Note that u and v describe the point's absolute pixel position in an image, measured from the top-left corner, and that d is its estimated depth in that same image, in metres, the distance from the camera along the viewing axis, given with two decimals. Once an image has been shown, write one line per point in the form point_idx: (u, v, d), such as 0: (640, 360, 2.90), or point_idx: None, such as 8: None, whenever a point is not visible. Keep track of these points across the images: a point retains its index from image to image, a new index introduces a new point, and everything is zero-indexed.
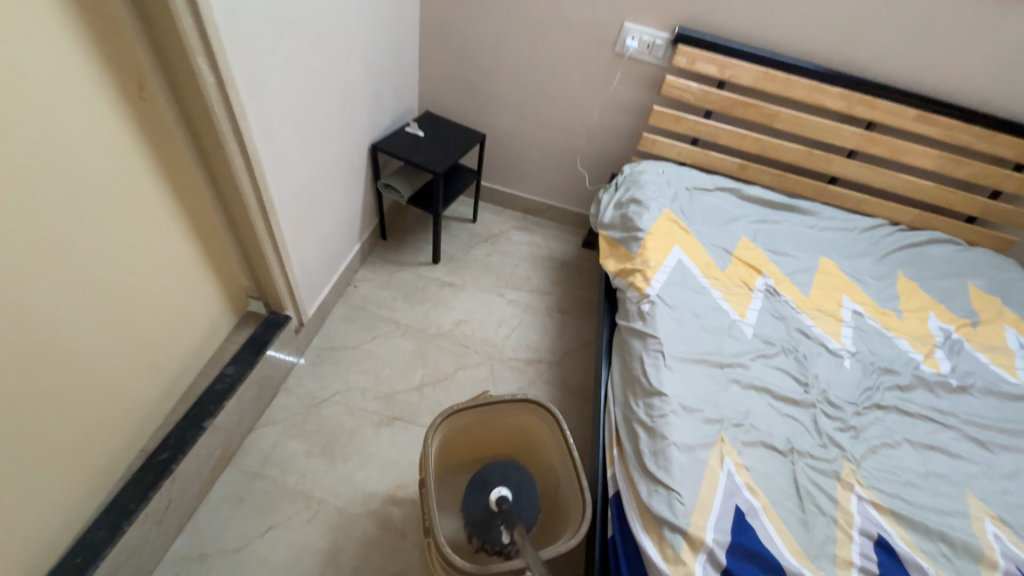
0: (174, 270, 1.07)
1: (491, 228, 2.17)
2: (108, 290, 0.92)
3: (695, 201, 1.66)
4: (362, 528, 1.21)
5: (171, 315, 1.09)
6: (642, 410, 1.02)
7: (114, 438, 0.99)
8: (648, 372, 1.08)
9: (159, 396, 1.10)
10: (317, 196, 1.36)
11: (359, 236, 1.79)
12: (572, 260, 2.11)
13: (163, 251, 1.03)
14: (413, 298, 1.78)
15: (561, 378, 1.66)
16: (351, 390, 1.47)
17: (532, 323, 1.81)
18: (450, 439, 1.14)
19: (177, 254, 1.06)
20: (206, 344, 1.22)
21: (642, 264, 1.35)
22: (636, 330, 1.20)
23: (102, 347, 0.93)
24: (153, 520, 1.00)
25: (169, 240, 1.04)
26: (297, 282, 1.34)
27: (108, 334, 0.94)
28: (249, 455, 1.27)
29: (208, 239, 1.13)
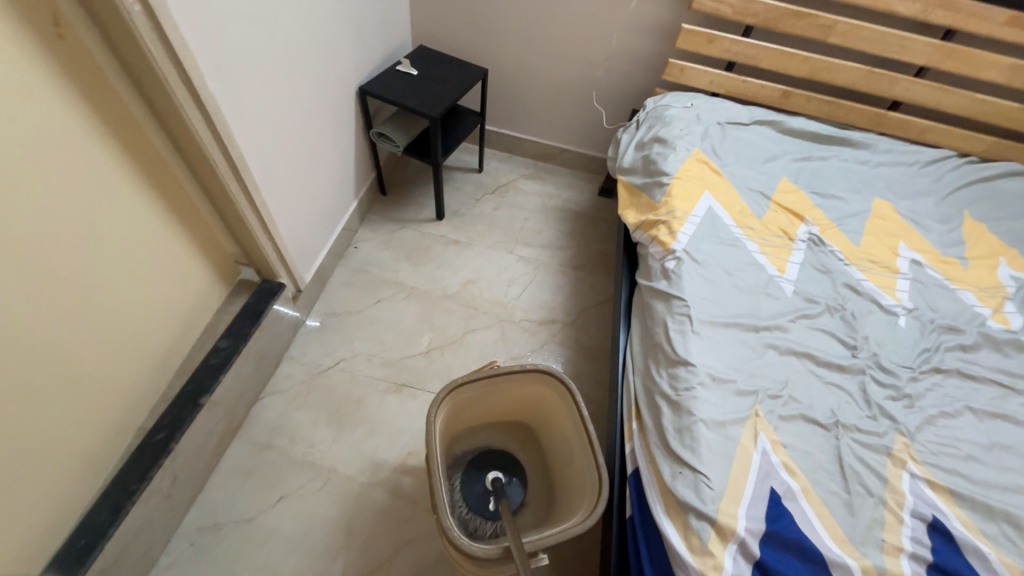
0: (152, 244, 0.96)
1: (498, 178, 1.99)
2: (79, 271, 0.83)
3: (729, 138, 1.45)
4: (373, 496, 1.19)
5: (156, 292, 1.01)
6: (665, 381, 0.91)
7: (109, 421, 0.95)
8: (673, 338, 0.96)
9: (151, 374, 1.04)
10: (299, 149, 1.22)
11: (355, 193, 1.66)
12: (587, 210, 1.94)
13: (134, 221, 0.91)
14: (417, 258, 1.67)
15: (576, 339, 1.56)
16: (356, 357, 1.41)
17: (544, 280, 1.69)
18: (456, 411, 1.08)
19: (152, 225, 0.95)
20: (198, 318, 1.15)
21: (668, 215, 1.19)
22: (659, 291, 1.07)
23: (83, 331, 0.86)
24: (160, 496, 0.99)
25: (142, 210, 0.92)
26: (286, 247, 1.24)
27: (83, 319, 0.85)
28: (256, 426, 1.24)
29: (186, 206, 1.02)
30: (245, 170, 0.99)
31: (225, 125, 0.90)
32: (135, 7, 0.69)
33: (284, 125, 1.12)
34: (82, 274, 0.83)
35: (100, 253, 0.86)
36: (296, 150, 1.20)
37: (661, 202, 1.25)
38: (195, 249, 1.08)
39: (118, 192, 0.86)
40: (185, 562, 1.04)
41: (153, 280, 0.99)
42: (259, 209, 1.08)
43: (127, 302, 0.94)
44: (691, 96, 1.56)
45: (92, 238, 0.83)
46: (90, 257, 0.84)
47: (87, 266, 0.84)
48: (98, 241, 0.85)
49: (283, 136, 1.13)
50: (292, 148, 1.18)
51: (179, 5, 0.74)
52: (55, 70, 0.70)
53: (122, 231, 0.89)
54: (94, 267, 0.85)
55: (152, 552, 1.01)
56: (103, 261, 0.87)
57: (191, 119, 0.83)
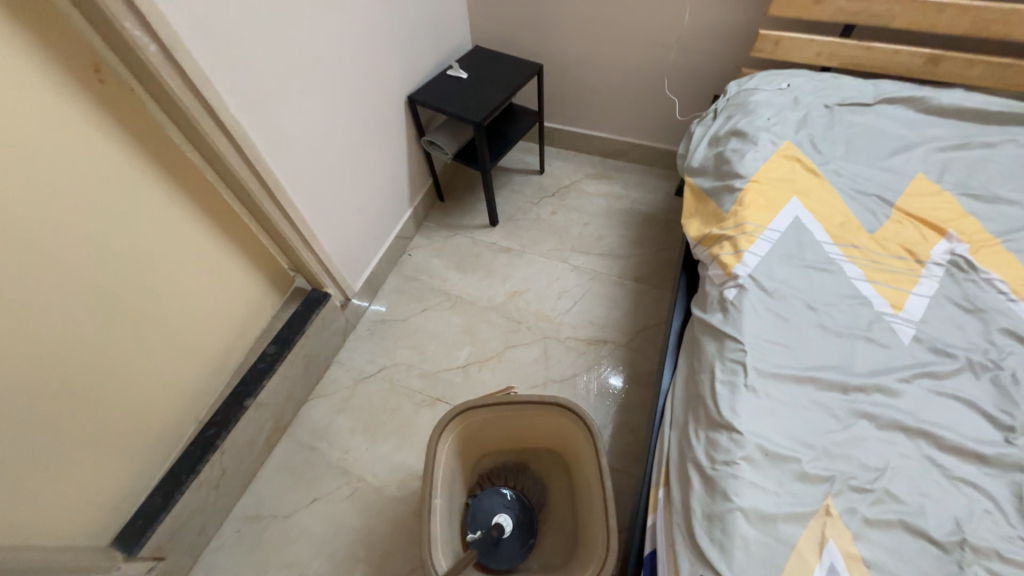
0: (203, 262, 1.06)
1: (560, 179, 1.86)
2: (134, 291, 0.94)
3: (837, 126, 1.13)
4: (395, 510, 1.18)
5: (209, 305, 1.11)
6: (701, 448, 0.73)
7: (168, 417, 1.08)
8: (719, 393, 0.76)
9: (208, 376, 1.16)
10: (339, 164, 1.25)
11: (410, 201, 1.67)
12: (657, 214, 1.70)
13: (183, 243, 1.00)
14: (466, 267, 1.63)
15: (629, 363, 1.38)
16: (397, 366, 1.42)
17: (599, 294, 1.53)
18: (471, 437, 1.00)
19: (202, 245, 1.04)
20: (252, 325, 1.25)
21: (735, 230, 0.96)
22: (712, 327, 0.86)
23: (141, 343, 0.98)
24: (210, 486, 1.10)
25: (190, 233, 1.01)
26: (329, 258, 1.30)
27: (140, 332, 0.97)
28: (302, 427, 1.31)
29: (232, 225, 1.10)
30: (279, 188, 1.06)
31: (253, 147, 0.96)
32: (152, 47, 0.75)
33: (319, 143, 1.16)
34: (138, 292, 0.94)
35: (153, 274, 0.96)
36: (335, 165, 1.24)
37: (730, 211, 1.01)
38: (246, 263, 1.17)
39: (167, 218, 0.95)
40: (230, 548, 1.15)
41: (207, 294, 1.09)
42: (297, 223, 1.14)
43: (182, 316, 1.05)
44: (789, 75, 1.26)
45: (144, 259, 0.93)
46: (144, 278, 0.94)
47: (142, 285, 0.95)
48: (153, 262, 0.95)
49: (320, 153, 1.17)
50: (330, 163, 1.22)
51: (197, 42, 0.80)
52: (97, 115, 0.79)
53: (174, 254, 0.99)
54: (147, 285, 0.96)
55: (204, 535, 1.13)
56: (155, 281, 0.97)
57: (220, 146, 0.91)
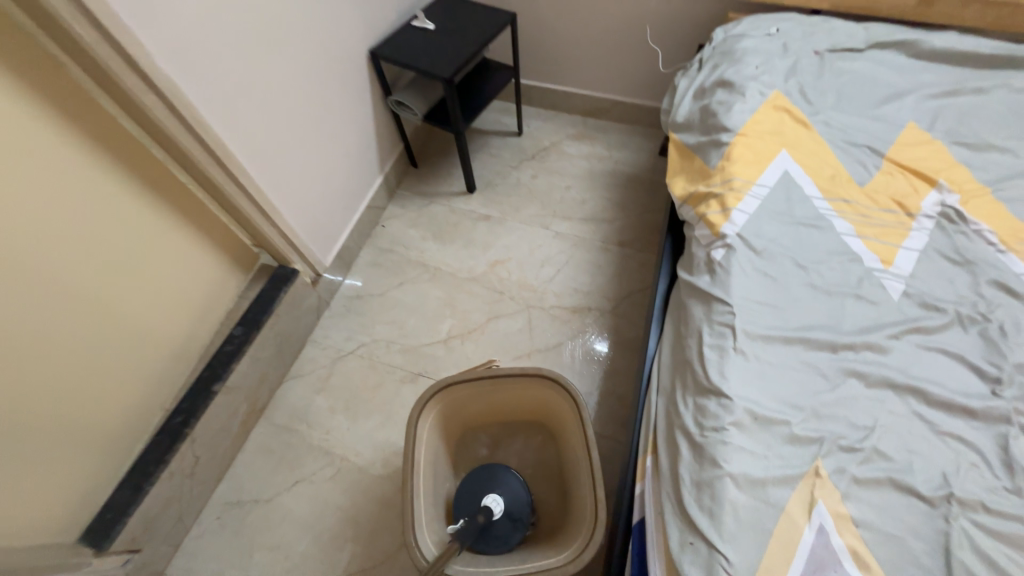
0: (147, 237, 0.97)
1: (539, 141, 1.76)
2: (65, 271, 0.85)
3: (827, 73, 1.07)
4: (382, 488, 1.16)
5: (161, 286, 1.03)
6: (689, 415, 0.70)
7: (128, 407, 1.02)
8: (706, 358, 0.73)
9: (170, 361, 1.09)
10: (293, 126, 1.15)
11: (380, 167, 1.57)
12: (641, 176, 1.64)
13: (116, 215, 0.91)
14: (444, 236, 1.56)
15: (614, 330, 1.35)
16: (376, 342, 1.37)
17: (583, 260, 1.48)
18: (453, 413, 0.97)
19: (142, 217, 0.95)
20: (213, 306, 1.17)
21: (723, 187, 0.91)
22: (698, 290, 0.83)
23: (85, 327, 0.90)
24: (184, 474, 1.06)
25: (122, 204, 0.92)
26: (292, 231, 1.21)
27: (83, 315, 0.89)
28: (280, 409, 1.26)
29: (172, 192, 1.00)
30: (224, 153, 0.97)
31: (187, 106, 0.88)
32: None
33: (267, 103, 1.05)
34: (69, 271, 0.86)
35: (85, 251, 0.87)
36: (289, 128, 1.13)
37: (717, 168, 0.96)
38: (197, 238, 1.08)
39: (92, 188, 0.86)
40: (213, 534, 1.12)
41: (157, 274, 1.01)
42: (250, 193, 1.06)
43: (131, 300, 0.97)
44: (778, 18, 1.18)
45: (71, 235, 0.84)
46: (73, 255, 0.85)
47: (73, 263, 0.86)
48: (83, 238, 0.86)
49: (269, 114, 1.06)
50: (283, 126, 1.11)
51: None
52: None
53: (109, 226, 0.90)
54: (80, 264, 0.87)
55: (183, 523, 1.09)
56: (89, 259, 0.88)
57: (147, 105, 0.83)
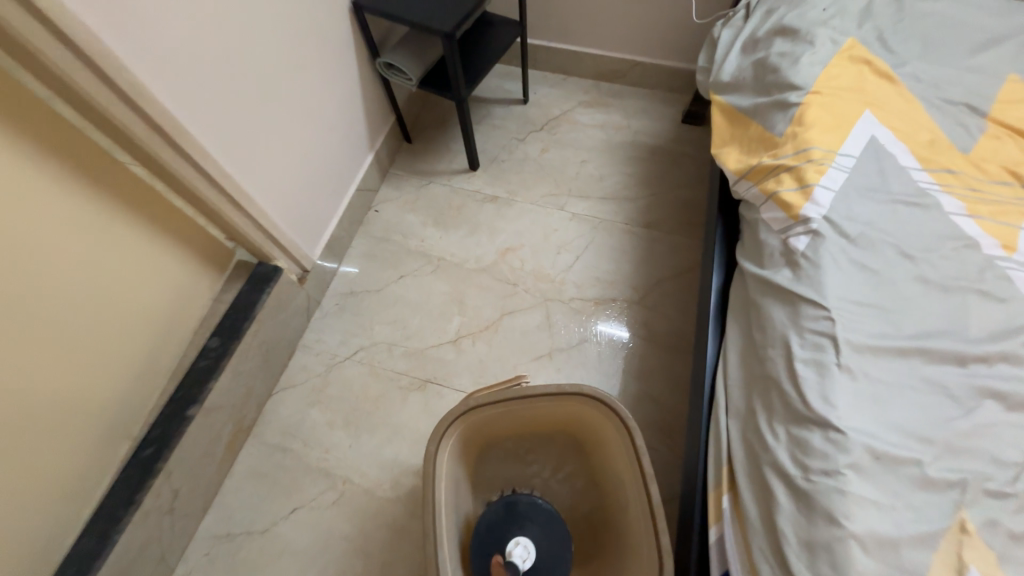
0: (80, 231, 0.78)
1: (548, 109, 1.56)
2: None
3: (909, 15, 0.88)
4: (392, 513, 1.03)
5: (108, 293, 0.85)
6: (784, 450, 0.56)
7: (82, 440, 0.86)
8: (801, 378, 0.58)
9: (133, 383, 0.93)
10: (264, 97, 0.95)
11: (370, 144, 1.37)
12: (664, 147, 1.46)
13: (43, 217, 0.73)
14: (446, 221, 1.38)
15: (644, 323, 1.20)
16: (376, 346, 1.21)
17: (605, 245, 1.31)
18: (474, 438, 0.84)
19: (72, 209, 0.77)
20: (182, 317, 1.00)
21: (797, 159, 0.75)
22: (776, 289, 0.68)
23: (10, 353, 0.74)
24: (161, 512, 0.91)
25: (50, 203, 0.74)
26: (270, 223, 1.03)
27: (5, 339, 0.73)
28: (270, 426, 1.11)
29: (112, 181, 0.81)
30: (176, 129, 0.78)
31: (120, 69, 0.68)
32: None
33: (227, 65, 0.85)
34: None
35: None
36: (258, 98, 0.93)
37: (785, 136, 0.80)
38: (149, 234, 0.90)
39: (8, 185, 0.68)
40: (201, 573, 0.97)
41: (101, 276, 0.84)
42: (214, 178, 0.87)
43: (70, 311, 0.80)
44: None
45: None
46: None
47: None
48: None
49: (231, 81, 0.86)
50: (251, 96, 0.91)
51: None
52: None
53: (24, 225, 0.71)
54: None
55: (166, 564, 0.95)
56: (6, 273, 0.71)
57: (58, 63, 0.62)
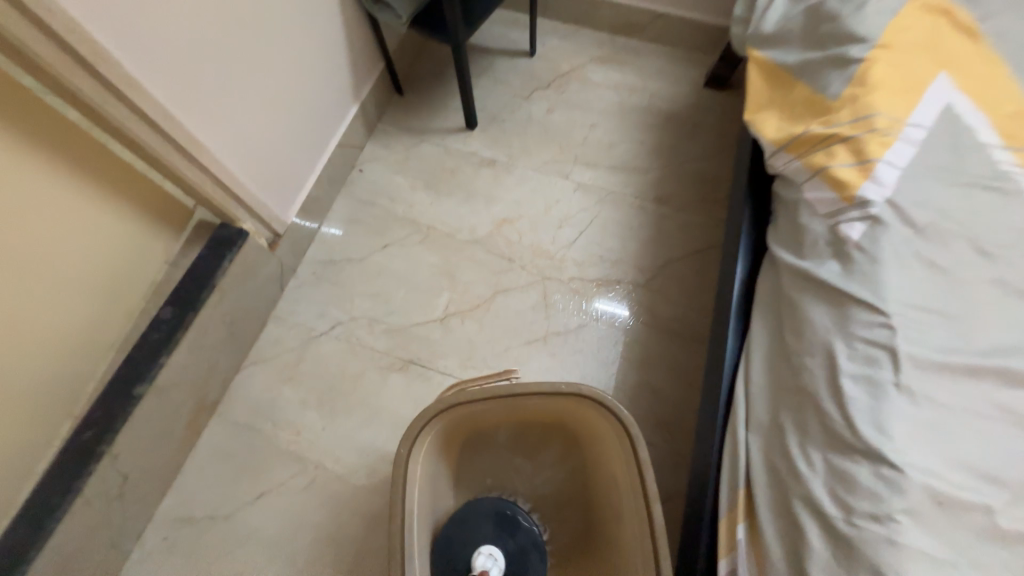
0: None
1: (556, 64, 1.39)
2: None
3: None
4: (368, 502, 0.95)
5: (25, 248, 0.74)
6: (821, 484, 0.48)
7: (12, 417, 0.77)
8: (848, 398, 0.49)
9: (71, 353, 0.83)
10: (219, 27, 0.80)
11: (354, 94, 1.21)
12: (683, 113, 1.31)
13: None
14: (438, 185, 1.24)
15: (651, 309, 1.09)
16: (356, 321, 1.10)
17: (612, 220, 1.19)
18: (455, 433, 0.76)
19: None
20: (129, 279, 0.89)
21: (856, 127, 0.62)
22: (819, 285, 0.57)
23: None
24: (109, 496, 0.83)
25: None
26: (231, 177, 0.89)
27: None
28: (237, 403, 1.02)
29: (14, 115, 0.68)
30: (94, 52, 0.65)
31: None
32: None
33: None
34: None
35: None
36: (211, 29, 0.78)
37: (840, 100, 0.66)
38: (75, 181, 0.77)
39: None
40: (159, 559, 0.90)
41: (13, 228, 0.72)
42: (151, 118, 0.74)
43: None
44: None
45: None
46: None
47: None
48: None
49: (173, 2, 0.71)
50: (202, 26, 0.77)
51: None
52: None
53: None
54: None
55: (120, 548, 0.88)
56: None
57: None
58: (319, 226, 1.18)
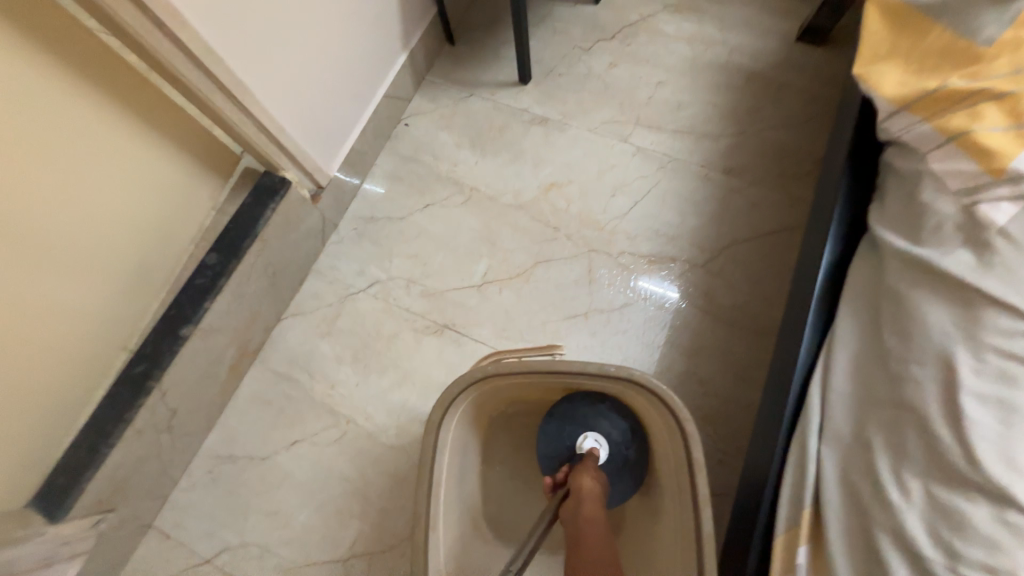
0: (28, 107, 0.65)
1: (624, 12, 1.25)
2: None
3: None
4: (395, 462, 0.95)
5: (84, 187, 0.75)
6: (918, 518, 0.42)
7: (72, 349, 0.81)
8: (970, 422, 0.42)
9: (125, 293, 0.86)
10: None
11: (404, 43, 1.14)
12: (767, 72, 1.14)
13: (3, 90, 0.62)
14: (484, 143, 1.17)
15: (708, 291, 0.99)
16: (393, 281, 1.08)
17: (672, 191, 1.07)
18: (488, 405, 0.72)
19: (15, 79, 0.63)
20: (180, 225, 0.90)
21: (1017, 82, 0.49)
22: (942, 279, 0.47)
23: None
24: (158, 428, 0.88)
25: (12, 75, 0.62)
26: (276, 125, 0.87)
27: None
28: (277, 352, 1.04)
29: (66, 49, 0.66)
30: None
31: None
32: None
33: None
34: None
35: None
36: None
37: (995, 48, 0.52)
38: (125, 122, 0.76)
39: None
40: (203, 490, 0.96)
41: (67, 166, 0.72)
42: (196, 58, 0.71)
43: (32, 203, 0.70)
44: None
45: None
46: None
47: None
48: None
49: None
50: None
51: None
52: None
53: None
54: None
55: (168, 476, 0.94)
56: None
57: None
58: (361, 181, 1.15)
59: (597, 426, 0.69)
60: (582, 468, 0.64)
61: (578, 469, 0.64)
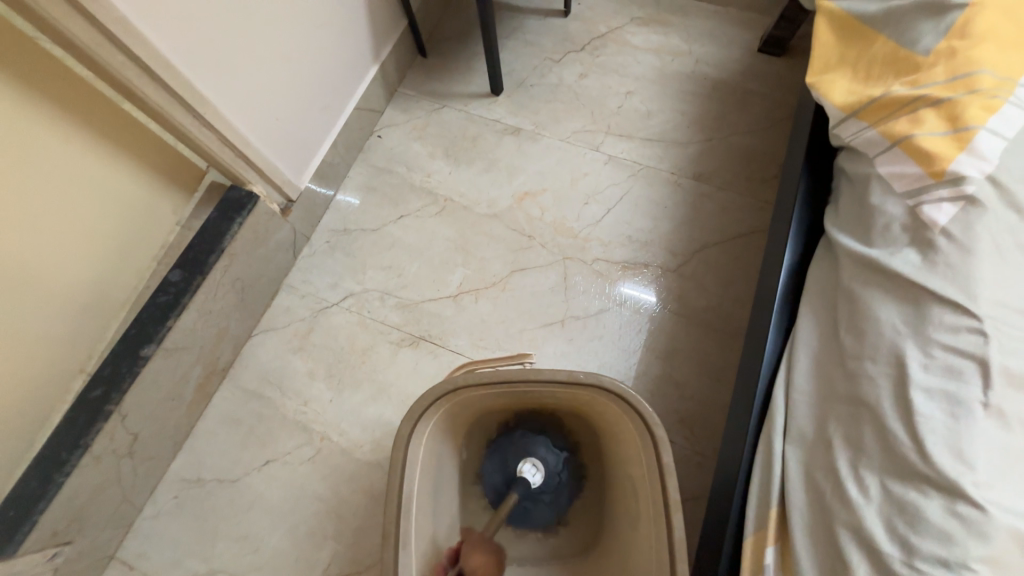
0: None
1: (593, 24, 1.27)
2: None
3: None
4: (372, 478, 0.93)
5: (35, 204, 0.72)
6: (876, 512, 0.43)
7: (25, 371, 0.78)
8: (921, 415, 0.43)
9: (83, 313, 0.83)
10: None
11: (374, 54, 1.14)
12: (731, 81, 1.18)
13: None
14: (457, 153, 1.17)
15: (680, 295, 1.01)
16: (367, 293, 1.06)
17: (643, 198, 1.09)
18: (461, 417, 0.71)
19: None
20: (140, 241, 0.88)
21: (952, 89, 0.51)
22: (891, 278, 0.49)
23: None
24: (118, 454, 0.84)
25: None
26: (241, 138, 0.85)
27: None
28: (247, 369, 1.01)
29: (10, 63, 0.64)
30: None
31: None
32: None
33: None
34: None
35: None
36: None
37: (933, 56, 0.54)
38: (79, 136, 0.74)
39: None
40: (168, 517, 0.92)
41: (13, 183, 0.69)
42: (154, 73, 0.70)
43: None
44: None
45: None
46: None
47: None
48: None
49: None
50: None
51: None
52: None
53: None
54: None
55: (131, 504, 0.90)
56: None
57: None
58: (333, 194, 1.14)
59: (535, 448, 0.75)
60: (475, 543, 0.67)
61: (473, 545, 0.67)
